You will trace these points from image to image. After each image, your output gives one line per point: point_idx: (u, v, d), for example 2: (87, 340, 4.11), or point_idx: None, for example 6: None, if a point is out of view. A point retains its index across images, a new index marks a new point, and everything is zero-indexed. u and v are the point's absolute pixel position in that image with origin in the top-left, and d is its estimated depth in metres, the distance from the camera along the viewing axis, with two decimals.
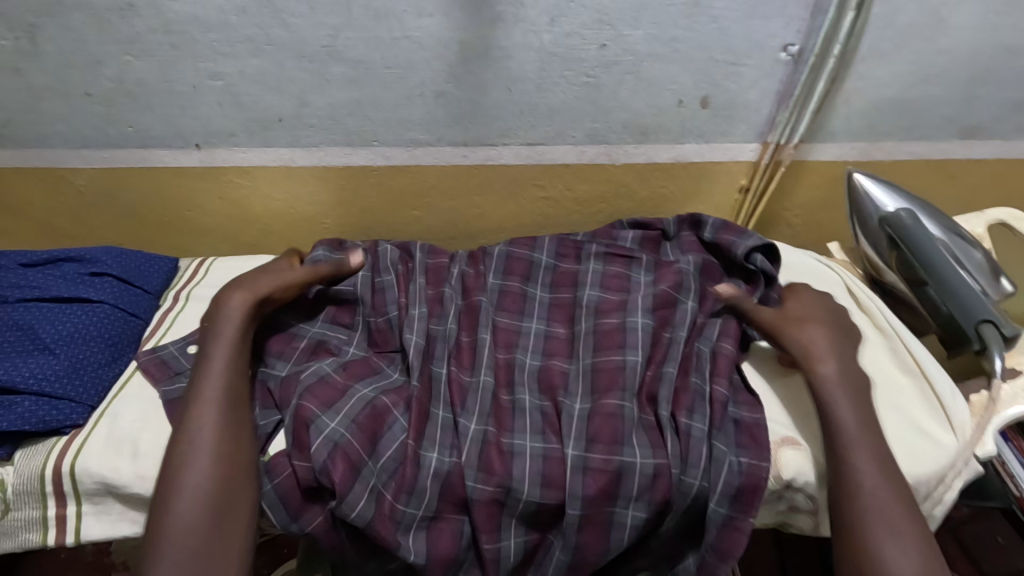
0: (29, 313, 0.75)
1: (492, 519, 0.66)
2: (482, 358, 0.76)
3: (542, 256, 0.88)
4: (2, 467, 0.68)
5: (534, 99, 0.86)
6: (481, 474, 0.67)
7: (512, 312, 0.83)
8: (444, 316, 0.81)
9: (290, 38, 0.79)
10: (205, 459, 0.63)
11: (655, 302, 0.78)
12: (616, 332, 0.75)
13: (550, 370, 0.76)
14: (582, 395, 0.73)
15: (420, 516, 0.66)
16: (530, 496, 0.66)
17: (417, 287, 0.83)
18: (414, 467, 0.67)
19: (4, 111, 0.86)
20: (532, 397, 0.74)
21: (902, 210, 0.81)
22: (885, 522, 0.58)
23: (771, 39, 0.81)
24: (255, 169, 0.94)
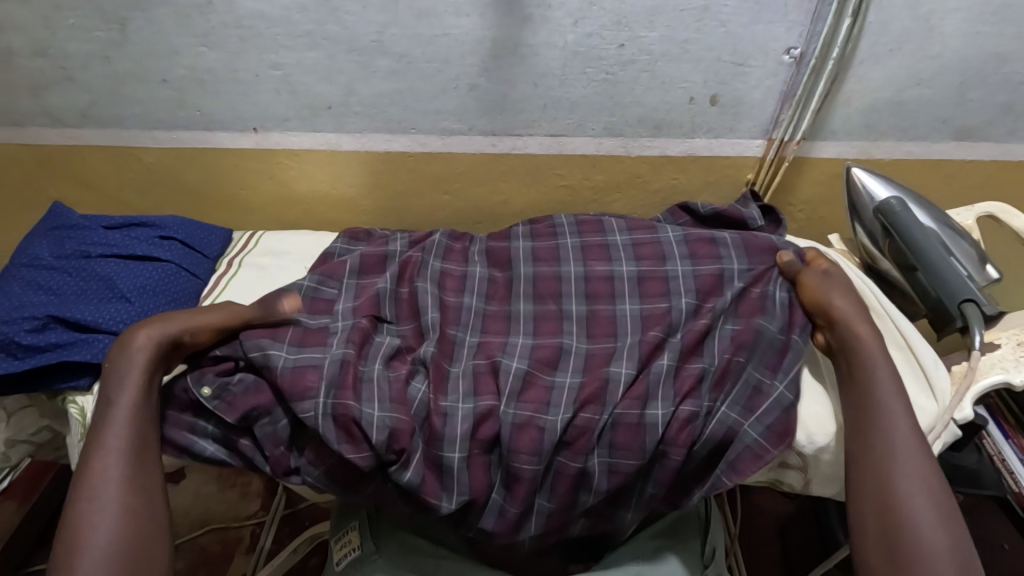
0: (108, 267, 0.86)
1: (536, 440, 0.73)
2: (519, 325, 0.85)
3: (564, 223, 0.98)
4: (83, 396, 0.78)
5: (557, 93, 0.95)
6: (520, 403, 0.75)
7: (548, 261, 0.92)
8: (467, 290, 0.90)
9: (342, 33, 0.89)
10: (114, 514, 0.64)
11: (693, 246, 0.90)
12: (659, 280, 0.87)
13: (597, 314, 0.85)
14: (631, 332, 0.82)
15: (457, 458, 0.73)
16: (566, 415, 0.74)
17: (431, 267, 0.91)
18: (441, 419, 0.74)
19: (89, 95, 0.98)
20: (578, 341, 0.83)
21: (891, 198, 0.88)
22: (913, 478, 0.64)
23: (774, 43, 0.89)
24: (304, 152, 1.04)
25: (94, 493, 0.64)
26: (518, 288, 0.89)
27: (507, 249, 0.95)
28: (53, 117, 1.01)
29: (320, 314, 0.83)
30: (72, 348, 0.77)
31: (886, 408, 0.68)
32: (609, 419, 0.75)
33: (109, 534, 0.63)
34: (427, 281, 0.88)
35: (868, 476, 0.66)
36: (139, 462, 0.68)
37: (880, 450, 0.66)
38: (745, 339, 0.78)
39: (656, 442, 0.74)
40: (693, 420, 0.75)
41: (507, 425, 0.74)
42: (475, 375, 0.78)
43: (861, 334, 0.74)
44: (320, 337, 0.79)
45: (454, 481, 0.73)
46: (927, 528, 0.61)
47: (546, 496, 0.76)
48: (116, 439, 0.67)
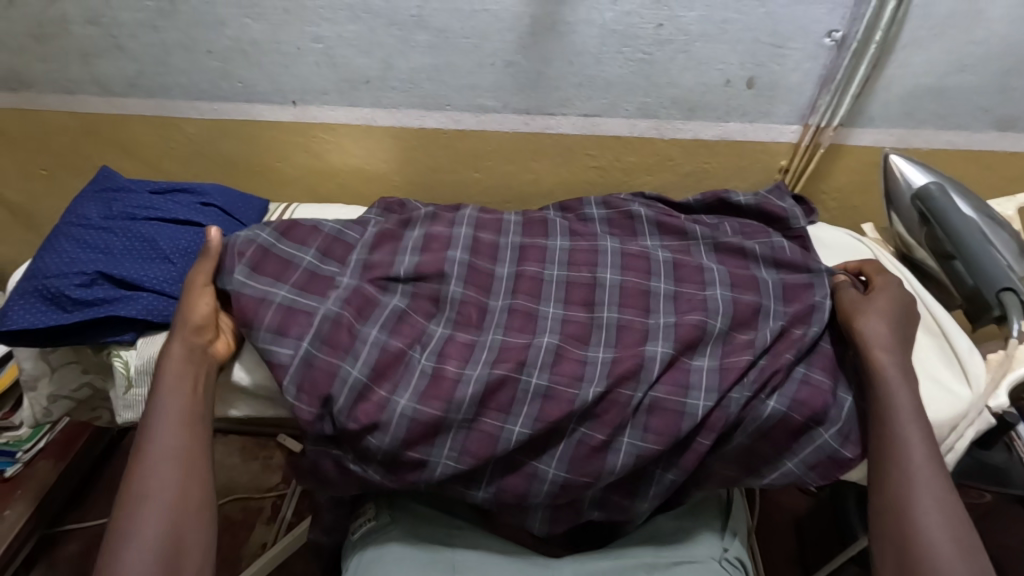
0: (151, 228, 0.89)
1: (566, 409, 0.73)
2: (552, 292, 0.84)
3: (594, 212, 0.98)
4: (127, 350, 0.81)
5: (592, 72, 0.96)
6: (554, 375, 0.75)
7: (585, 237, 0.92)
8: (500, 259, 0.88)
9: (384, 7, 0.91)
10: (157, 524, 0.63)
11: (721, 256, 0.90)
12: (694, 270, 0.86)
13: (630, 287, 0.84)
14: (665, 312, 0.81)
15: (460, 417, 0.73)
16: (598, 388, 0.74)
17: (460, 235, 0.88)
18: (452, 380, 0.74)
19: (138, 64, 1.01)
20: (609, 311, 0.82)
21: (930, 183, 0.87)
22: (931, 506, 0.65)
23: (815, 25, 0.88)
24: (340, 126, 1.06)
25: (141, 489, 0.65)
26: (553, 258, 0.88)
27: (544, 223, 0.94)
28: (102, 85, 1.05)
29: (331, 261, 0.84)
30: (118, 304, 0.80)
31: (903, 436, 0.68)
32: (644, 401, 0.74)
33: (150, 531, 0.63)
34: (458, 250, 0.86)
35: (887, 505, 0.67)
36: (180, 463, 0.68)
37: (897, 480, 0.67)
38: (788, 341, 0.78)
39: (693, 427, 0.74)
40: (728, 406, 0.74)
41: (536, 397, 0.74)
42: (501, 347, 0.77)
43: (882, 365, 0.73)
44: (324, 284, 0.81)
45: (445, 440, 0.73)
46: (947, 559, 0.62)
47: (561, 465, 0.75)
48: (160, 437, 0.69)
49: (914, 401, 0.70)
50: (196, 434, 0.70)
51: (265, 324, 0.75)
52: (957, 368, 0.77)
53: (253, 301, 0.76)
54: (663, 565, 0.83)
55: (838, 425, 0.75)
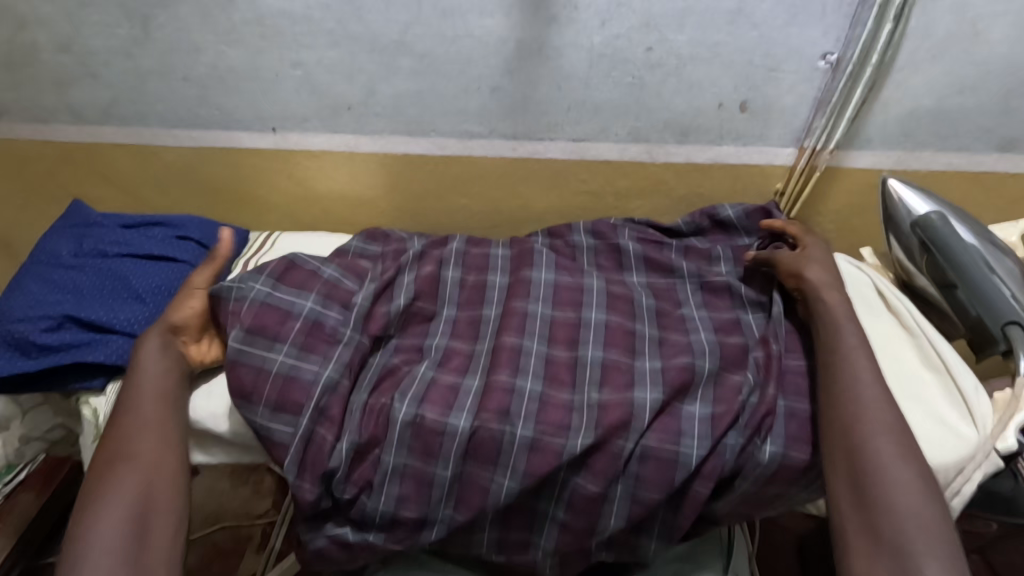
0: (124, 266, 0.85)
1: (553, 462, 0.70)
2: (535, 326, 0.81)
3: (582, 239, 0.96)
4: (96, 396, 0.78)
5: (581, 96, 0.93)
6: (539, 426, 0.72)
7: (570, 271, 0.88)
8: (487, 301, 0.86)
9: (364, 33, 0.88)
10: (126, 498, 0.63)
11: (706, 295, 0.89)
12: (677, 318, 0.85)
13: (615, 327, 0.82)
14: (650, 354, 0.80)
15: (448, 476, 0.72)
16: (587, 440, 0.71)
17: (448, 280, 0.89)
18: (438, 436, 0.71)
19: (112, 92, 0.98)
20: (593, 349, 0.79)
21: (932, 212, 0.84)
22: (879, 425, 0.67)
23: (810, 47, 0.85)
24: (322, 153, 1.03)
25: (117, 452, 0.67)
26: (537, 293, 0.84)
27: (531, 251, 0.90)
28: (76, 113, 1.01)
29: (334, 305, 0.81)
30: (86, 349, 0.76)
31: (851, 363, 0.72)
32: (637, 449, 0.72)
33: (125, 490, 0.64)
34: (446, 304, 0.87)
35: (837, 425, 0.69)
36: (159, 425, 0.70)
37: (848, 402, 0.69)
38: (776, 369, 0.77)
39: (688, 475, 0.71)
40: (724, 452, 0.72)
41: (522, 449, 0.71)
42: (483, 391, 0.74)
43: (830, 303, 0.78)
44: (324, 338, 0.78)
45: (441, 498, 0.72)
46: (896, 474, 0.64)
47: (562, 509, 0.74)
48: (138, 404, 0.71)
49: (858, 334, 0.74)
50: (173, 402, 0.72)
51: (264, 398, 0.74)
52: (962, 409, 0.74)
53: (251, 377, 0.74)
54: None
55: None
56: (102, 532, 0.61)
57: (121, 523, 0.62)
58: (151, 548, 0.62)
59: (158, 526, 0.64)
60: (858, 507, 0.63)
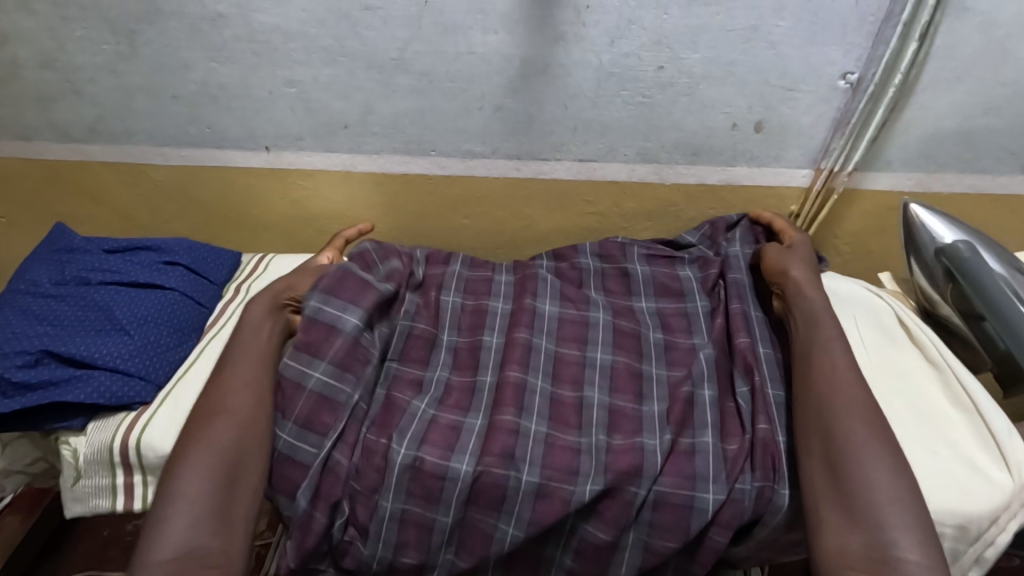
0: (108, 295, 0.81)
1: (560, 510, 0.66)
2: (539, 360, 0.78)
3: (588, 260, 0.93)
4: (76, 436, 0.74)
5: (588, 116, 0.89)
6: (546, 471, 0.67)
7: (575, 303, 0.85)
8: (487, 326, 0.83)
9: (362, 50, 0.84)
10: (216, 449, 0.65)
11: (717, 323, 0.84)
12: (687, 352, 0.81)
13: (620, 368, 0.79)
14: (658, 398, 0.76)
15: (448, 522, 0.67)
16: (596, 486, 0.66)
17: (449, 306, 0.86)
18: (438, 479, 0.67)
19: (98, 110, 0.94)
20: (601, 394, 0.76)
21: (959, 241, 0.80)
22: (852, 406, 0.66)
23: (829, 66, 0.81)
24: (318, 172, 0.99)
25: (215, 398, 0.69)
26: (540, 326, 0.82)
27: (535, 278, 0.87)
28: (60, 131, 0.97)
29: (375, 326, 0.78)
30: (65, 387, 0.72)
31: (827, 351, 0.72)
32: (648, 495, 0.67)
33: (221, 434, 0.66)
34: (445, 329, 0.84)
35: (811, 406, 0.68)
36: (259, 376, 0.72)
37: (826, 383, 0.69)
38: (764, 404, 0.73)
39: (703, 525, 0.67)
40: (740, 498, 0.68)
41: (529, 496, 0.66)
42: (489, 430, 0.70)
43: (809, 299, 0.78)
44: (360, 358, 0.76)
45: (441, 543, 0.68)
46: (866, 453, 0.63)
47: (570, 557, 0.70)
48: (243, 355, 0.73)
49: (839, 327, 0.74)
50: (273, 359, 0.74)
51: (294, 414, 0.71)
52: (994, 453, 0.70)
53: (289, 389, 0.72)
54: None
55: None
56: (195, 470, 0.63)
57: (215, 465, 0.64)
58: (237, 495, 0.64)
59: (245, 475, 0.65)
60: (834, 487, 0.62)
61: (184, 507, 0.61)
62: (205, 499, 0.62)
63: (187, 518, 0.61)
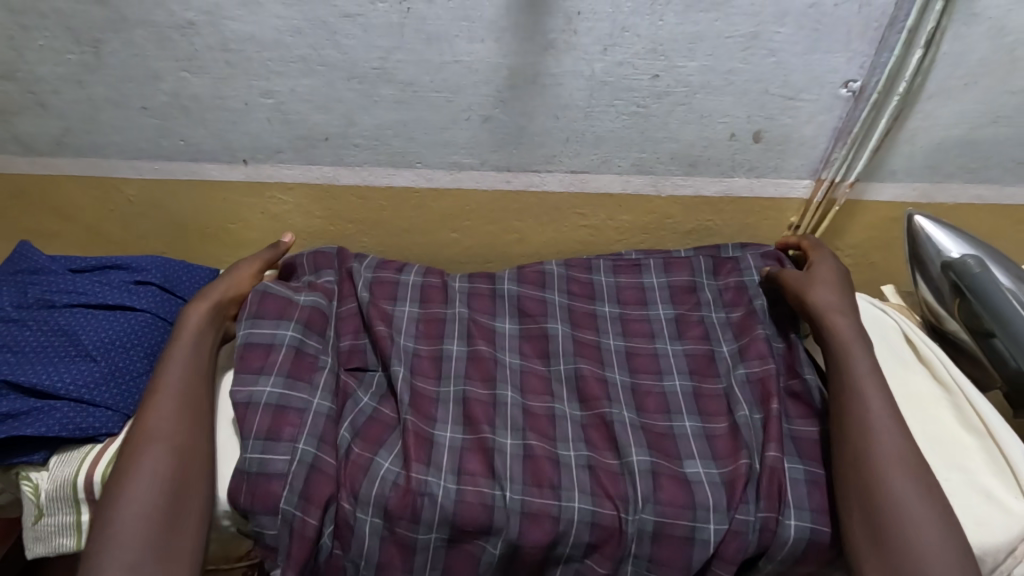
0: (72, 319, 0.76)
1: (549, 532, 0.64)
2: (507, 375, 0.78)
3: (554, 268, 0.92)
4: (37, 471, 0.69)
5: (581, 127, 0.85)
6: (528, 488, 0.66)
7: (534, 316, 0.86)
8: (447, 335, 0.82)
9: (342, 59, 0.80)
10: (153, 478, 0.62)
11: (681, 327, 0.86)
12: (650, 358, 0.83)
13: (587, 376, 0.79)
14: (626, 404, 0.76)
15: (434, 539, 0.65)
16: (583, 507, 0.65)
17: (404, 315, 0.84)
18: (416, 496, 0.65)
19: (64, 122, 0.89)
20: (569, 407, 0.76)
21: (969, 255, 0.76)
22: (891, 458, 0.63)
23: (831, 74, 0.78)
24: (298, 186, 0.95)
25: (148, 425, 0.66)
26: (502, 345, 0.83)
27: (493, 294, 0.89)
28: (25, 144, 0.92)
29: (314, 334, 0.78)
30: (25, 420, 0.67)
31: (858, 391, 0.67)
32: (646, 528, 0.64)
33: (156, 465, 0.63)
34: (403, 335, 0.81)
35: (850, 457, 0.65)
36: (192, 399, 0.69)
37: (861, 431, 0.65)
38: (777, 431, 0.69)
39: (705, 559, 0.64)
40: (742, 531, 0.64)
41: (515, 516, 0.64)
42: (461, 450, 0.70)
43: (837, 328, 0.73)
44: (310, 367, 0.75)
45: (425, 564, 0.66)
46: (909, 510, 0.60)
47: None
48: (173, 378, 0.70)
49: (869, 362, 0.70)
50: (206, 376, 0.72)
51: (254, 430, 0.69)
52: (1010, 480, 0.66)
53: (240, 408, 0.70)
54: None
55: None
56: (130, 506, 0.60)
57: (150, 498, 0.61)
58: (178, 524, 0.61)
59: (187, 503, 0.63)
60: (874, 546, 0.60)
61: (121, 543, 0.59)
62: (144, 531, 0.59)
63: (126, 553, 0.58)
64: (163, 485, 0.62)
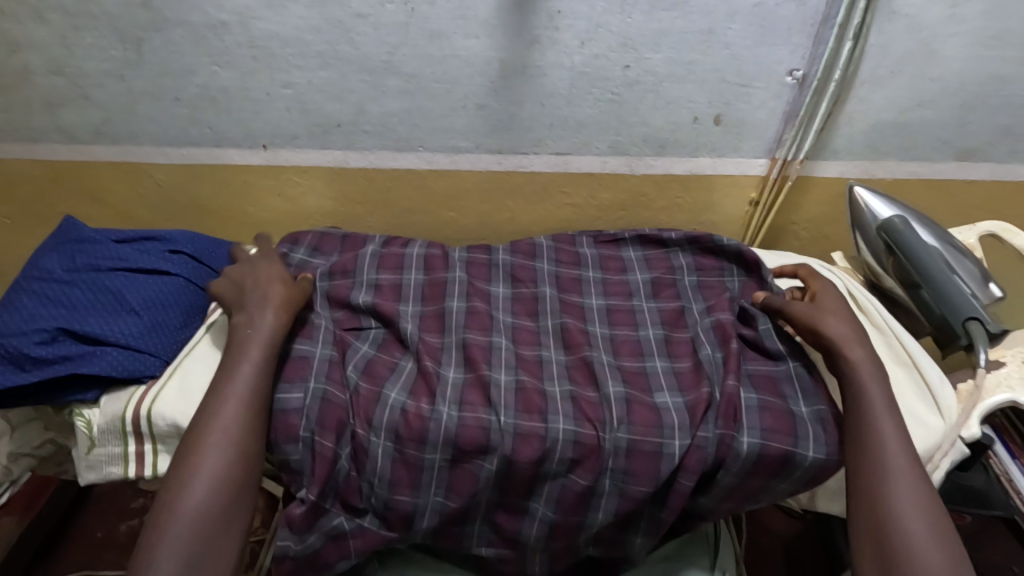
0: (116, 280, 0.87)
1: (538, 449, 0.75)
2: (500, 327, 0.89)
3: (544, 242, 1.04)
4: (90, 408, 0.79)
5: (563, 113, 0.97)
6: (519, 413, 0.77)
7: (525, 282, 0.97)
8: (448, 295, 0.92)
9: (354, 53, 0.91)
10: (207, 481, 0.68)
11: (655, 288, 0.98)
12: (627, 312, 0.94)
13: (569, 328, 0.90)
14: (604, 350, 0.88)
15: (439, 459, 0.76)
16: (568, 428, 0.75)
17: (411, 283, 0.95)
18: (423, 420, 0.76)
19: (104, 112, 1.00)
20: (556, 353, 0.88)
21: (895, 216, 0.89)
22: (905, 497, 0.67)
23: (778, 65, 0.91)
24: (311, 168, 1.06)
25: (209, 435, 0.70)
26: (497, 306, 0.94)
27: (488, 262, 1.00)
28: (67, 133, 1.03)
29: (303, 310, 0.90)
30: (80, 361, 0.77)
31: (877, 428, 0.72)
32: (620, 444, 0.75)
33: (210, 476, 0.68)
34: (410, 302, 0.93)
35: (863, 495, 0.69)
36: (254, 405, 0.73)
37: (876, 467, 0.70)
38: (735, 364, 0.81)
39: (671, 470, 0.74)
40: (703, 445, 0.75)
41: (508, 436, 0.75)
42: (462, 387, 0.80)
43: (856, 360, 0.77)
44: (309, 330, 0.86)
45: (430, 482, 0.76)
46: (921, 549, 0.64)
47: (549, 507, 0.77)
48: (232, 393, 0.73)
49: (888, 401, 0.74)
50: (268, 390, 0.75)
51: (270, 377, 0.79)
52: (929, 399, 0.78)
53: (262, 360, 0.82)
54: None
55: (812, 438, 0.76)
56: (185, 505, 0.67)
57: (211, 502, 0.67)
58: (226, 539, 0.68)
59: (231, 514, 0.68)
60: None
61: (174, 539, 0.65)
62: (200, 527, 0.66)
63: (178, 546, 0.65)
64: (221, 489, 0.68)
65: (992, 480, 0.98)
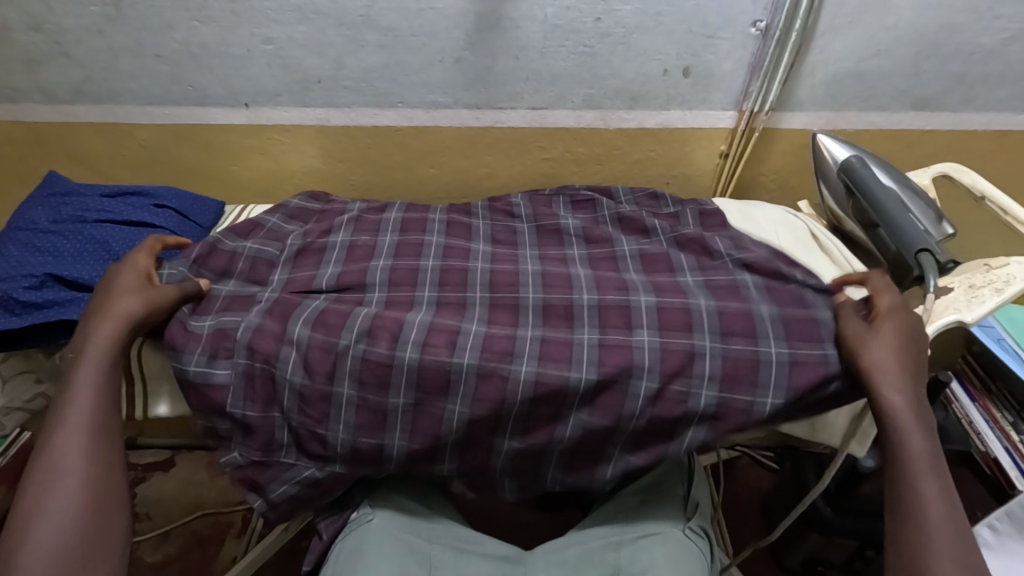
0: (102, 231, 0.89)
1: (501, 390, 0.74)
2: (476, 278, 0.88)
3: (520, 208, 1.05)
4: None
5: (538, 66, 1.00)
6: (484, 354, 0.75)
7: (506, 243, 0.99)
8: (424, 255, 0.92)
9: (332, 7, 0.94)
10: (58, 515, 0.61)
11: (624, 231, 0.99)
12: (609, 259, 0.93)
13: (550, 273, 0.89)
14: (586, 289, 0.84)
15: (403, 404, 0.76)
16: (530, 370, 0.74)
17: (385, 242, 0.94)
18: (387, 368, 0.75)
19: (84, 70, 1.01)
20: (533, 293, 0.85)
21: (851, 156, 0.94)
22: (946, 556, 0.61)
23: (742, 15, 0.94)
24: (294, 127, 1.08)
25: (49, 467, 0.63)
26: (476, 255, 0.93)
27: (467, 223, 1.01)
28: (46, 92, 1.04)
29: (254, 283, 0.89)
30: (67, 306, 0.79)
31: (915, 485, 0.65)
32: (590, 386, 0.74)
33: (61, 510, 0.61)
34: (382, 256, 0.91)
35: (903, 559, 0.62)
36: (98, 429, 0.67)
37: (912, 531, 0.63)
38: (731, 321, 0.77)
39: (635, 412, 0.74)
40: (680, 380, 0.74)
41: (472, 377, 0.74)
42: (428, 328, 0.77)
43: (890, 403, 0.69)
44: (247, 303, 0.84)
45: (395, 424, 0.77)
46: None
47: (512, 446, 0.79)
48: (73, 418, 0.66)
49: (927, 447, 0.66)
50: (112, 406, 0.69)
51: (197, 351, 0.77)
52: None
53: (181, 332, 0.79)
54: (628, 540, 0.84)
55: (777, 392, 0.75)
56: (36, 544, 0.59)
57: (52, 548, 0.59)
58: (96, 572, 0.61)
59: (98, 545, 0.62)
60: None
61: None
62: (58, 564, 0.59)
63: None
64: (74, 525, 0.61)
65: (951, 417, 1.03)
